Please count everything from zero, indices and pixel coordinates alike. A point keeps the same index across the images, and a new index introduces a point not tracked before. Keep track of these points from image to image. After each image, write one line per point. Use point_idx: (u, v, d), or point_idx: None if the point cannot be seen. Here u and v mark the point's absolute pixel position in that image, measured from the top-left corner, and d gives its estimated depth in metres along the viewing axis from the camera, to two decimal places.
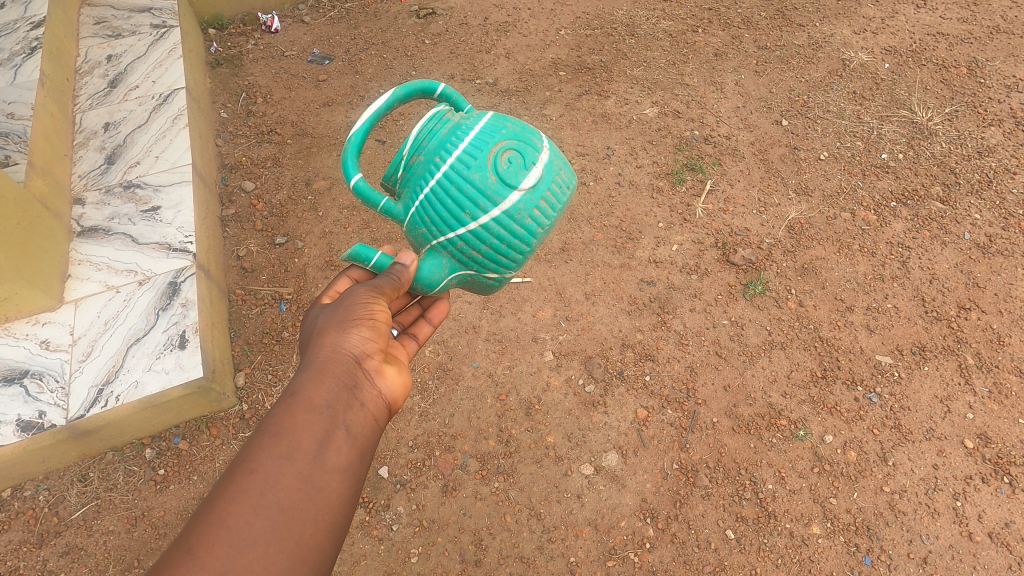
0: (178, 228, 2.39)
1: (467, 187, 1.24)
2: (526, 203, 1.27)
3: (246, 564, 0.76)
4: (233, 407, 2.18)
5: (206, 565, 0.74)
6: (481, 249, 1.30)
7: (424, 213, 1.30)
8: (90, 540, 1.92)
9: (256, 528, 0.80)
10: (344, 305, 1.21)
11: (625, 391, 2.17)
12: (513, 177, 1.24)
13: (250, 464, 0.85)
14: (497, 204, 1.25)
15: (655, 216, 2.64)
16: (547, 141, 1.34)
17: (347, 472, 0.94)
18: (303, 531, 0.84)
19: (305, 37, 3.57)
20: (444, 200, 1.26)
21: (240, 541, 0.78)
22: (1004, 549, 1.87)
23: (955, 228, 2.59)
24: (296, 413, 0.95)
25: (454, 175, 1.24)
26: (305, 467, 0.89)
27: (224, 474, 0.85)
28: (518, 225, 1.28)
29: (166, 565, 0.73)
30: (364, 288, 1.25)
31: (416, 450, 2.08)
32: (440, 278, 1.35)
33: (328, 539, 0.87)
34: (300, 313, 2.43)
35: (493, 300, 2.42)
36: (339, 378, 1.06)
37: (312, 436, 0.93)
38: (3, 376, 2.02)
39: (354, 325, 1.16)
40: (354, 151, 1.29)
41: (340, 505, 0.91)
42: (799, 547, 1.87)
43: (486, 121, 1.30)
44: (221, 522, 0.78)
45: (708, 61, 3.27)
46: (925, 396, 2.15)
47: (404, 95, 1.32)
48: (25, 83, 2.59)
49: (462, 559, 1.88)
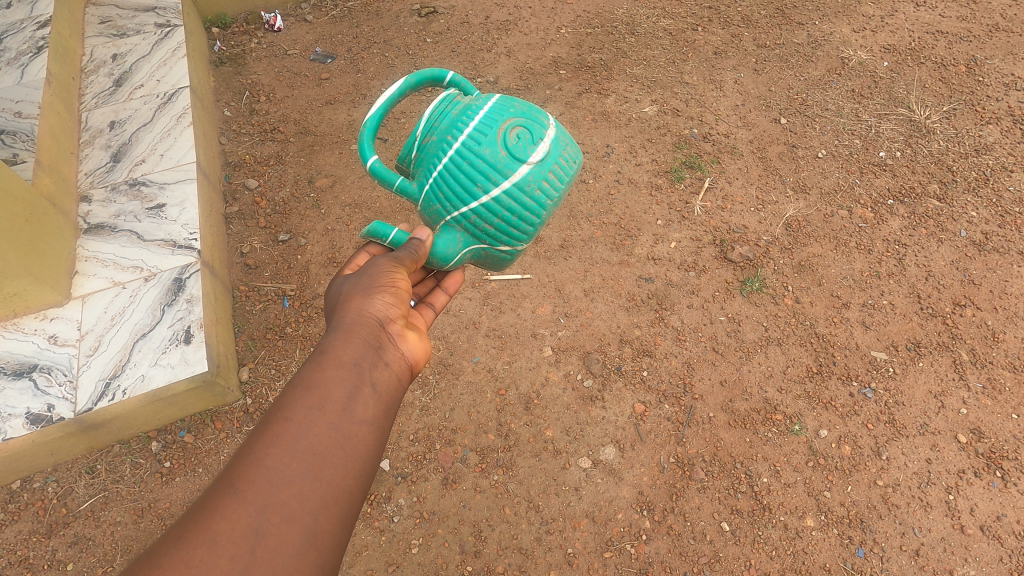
0: (182, 225, 2.43)
1: (478, 162, 1.27)
2: (535, 176, 1.30)
3: (283, 500, 0.81)
4: (237, 401, 2.22)
5: (247, 498, 0.80)
6: (493, 222, 1.34)
7: (438, 189, 1.33)
8: (97, 531, 1.96)
9: (291, 469, 0.85)
10: (368, 274, 1.24)
11: (622, 387, 2.20)
12: (522, 152, 1.27)
13: (284, 413, 0.90)
14: (507, 178, 1.28)
15: (654, 214, 2.66)
16: (554, 119, 1.37)
17: (374, 424, 0.98)
18: (334, 474, 0.88)
19: (307, 36, 3.60)
20: (457, 175, 1.29)
21: (278, 479, 0.83)
22: (996, 542, 1.90)
23: (951, 226, 2.61)
24: (326, 369, 1.00)
25: (466, 151, 1.28)
26: (335, 418, 0.93)
27: (262, 422, 0.90)
28: (527, 198, 1.31)
29: (213, 497, 0.80)
30: (385, 260, 1.29)
31: (416, 443, 2.11)
32: (455, 252, 1.40)
33: (358, 484, 0.91)
34: (303, 309, 2.47)
35: (492, 297, 2.45)
36: (365, 338, 1.10)
37: (342, 390, 0.97)
38: (12, 370, 2.06)
39: (378, 291, 1.20)
40: (370, 134, 1.33)
41: (368, 453, 0.95)
42: (793, 539, 1.90)
43: (494, 101, 1.33)
44: (260, 462, 0.84)
45: (708, 60, 3.29)
46: (919, 391, 2.18)
47: (415, 83, 1.36)
48: (31, 83, 2.62)
49: (462, 550, 1.92)
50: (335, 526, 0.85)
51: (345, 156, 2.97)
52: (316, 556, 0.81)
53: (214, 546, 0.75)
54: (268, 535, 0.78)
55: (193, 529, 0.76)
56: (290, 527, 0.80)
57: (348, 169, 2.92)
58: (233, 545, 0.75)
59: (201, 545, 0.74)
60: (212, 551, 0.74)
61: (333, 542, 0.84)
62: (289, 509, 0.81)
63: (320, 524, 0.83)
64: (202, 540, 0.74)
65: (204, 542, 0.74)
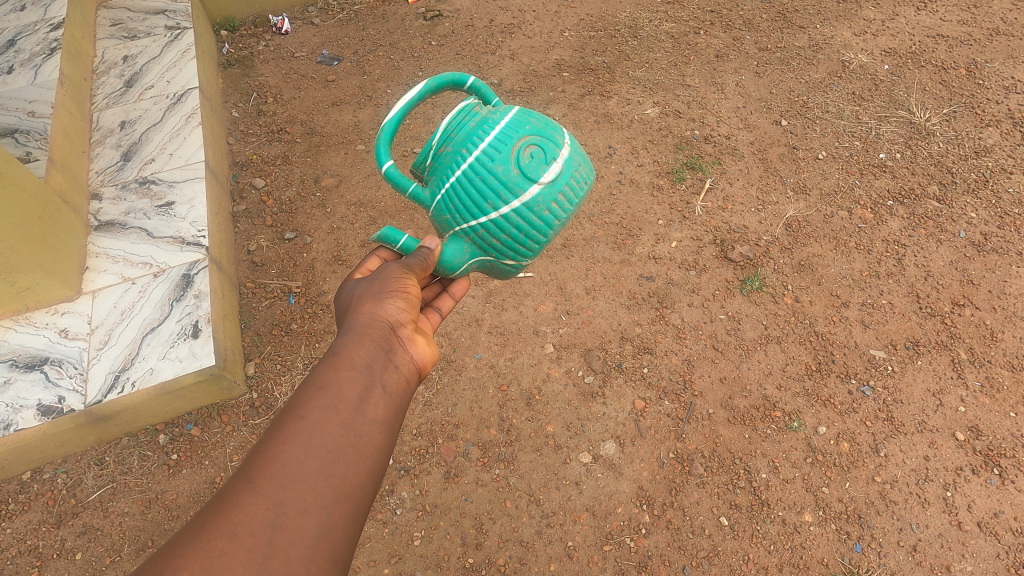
0: (191, 222, 2.47)
1: (491, 178, 1.31)
2: (545, 196, 1.34)
3: (299, 494, 0.84)
4: (243, 396, 2.25)
5: (264, 492, 0.83)
6: (501, 238, 1.38)
7: (449, 201, 1.36)
8: (105, 522, 1.99)
9: (306, 466, 0.87)
10: (379, 279, 1.28)
11: (623, 383, 2.23)
12: (534, 171, 1.31)
13: (299, 412, 0.94)
14: (517, 196, 1.32)
15: (655, 214, 2.70)
16: (569, 137, 1.41)
17: (384, 424, 1.01)
18: (347, 471, 0.91)
19: (314, 39, 3.66)
20: (469, 189, 1.33)
21: (293, 475, 0.86)
22: (993, 539, 1.91)
23: (951, 227, 2.63)
24: (339, 370, 1.03)
25: (479, 166, 1.31)
26: (348, 417, 0.96)
27: (277, 421, 0.93)
28: (535, 216, 1.35)
29: (232, 491, 0.83)
30: (396, 266, 1.32)
31: (419, 438, 2.15)
32: (461, 262, 1.43)
33: (370, 481, 0.94)
34: (309, 306, 2.50)
35: (495, 294, 2.48)
36: (376, 341, 1.13)
37: (354, 391, 1.00)
38: (24, 363, 2.11)
39: (389, 295, 1.24)
40: (386, 139, 1.34)
41: (378, 453, 0.98)
42: (791, 534, 1.92)
43: (512, 114, 1.36)
44: (276, 458, 0.87)
45: (709, 63, 3.32)
46: (918, 389, 2.20)
47: (435, 87, 1.37)
48: (45, 83, 2.69)
49: (463, 542, 1.95)
50: (347, 521, 0.88)
51: (351, 156, 3.02)
52: (330, 549, 0.84)
53: (233, 537, 0.77)
54: (285, 528, 0.81)
55: (214, 520, 0.79)
56: (306, 521, 0.83)
57: (353, 169, 2.96)
58: (250, 537, 0.78)
59: (221, 536, 0.77)
60: (231, 541, 0.77)
61: (345, 539, 0.87)
62: (305, 505, 0.84)
63: (333, 518, 0.86)
64: (222, 532, 0.77)
65: (223, 533, 0.77)
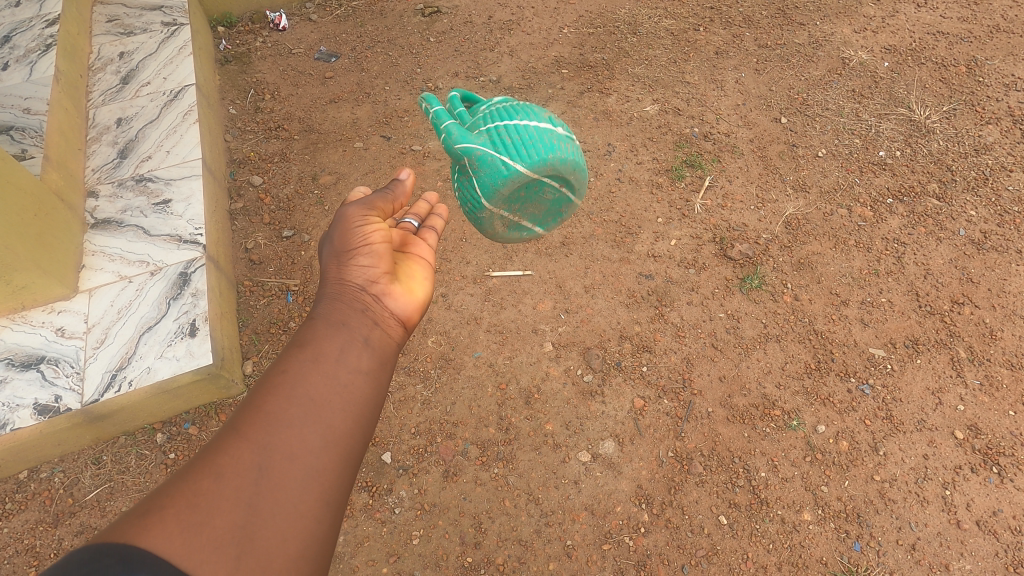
0: (188, 220, 2.46)
1: (532, 108, 1.39)
2: (565, 139, 1.36)
3: (283, 440, 0.90)
4: (241, 394, 2.24)
5: (249, 438, 0.88)
6: (513, 138, 1.30)
7: (492, 108, 1.40)
8: (103, 521, 1.98)
9: (289, 414, 0.93)
10: (342, 229, 1.25)
11: (622, 382, 2.22)
12: (564, 127, 1.40)
13: (281, 369, 1.00)
14: (544, 123, 1.35)
15: (654, 212, 2.69)
16: None
17: (368, 377, 1.05)
18: (331, 419, 0.96)
19: (312, 35, 3.64)
20: (513, 105, 1.39)
21: (277, 423, 0.91)
22: (991, 537, 1.91)
23: (950, 225, 2.62)
24: (320, 329, 1.09)
25: (527, 103, 1.42)
26: (329, 371, 1.02)
27: (262, 379, 0.99)
28: (551, 140, 1.32)
29: (219, 439, 0.88)
30: (357, 211, 1.28)
31: (417, 437, 2.14)
32: (469, 139, 1.31)
33: (357, 430, 0.99)
34: (306, 304, 2.49)
35: (493, 292, 2.47)
36: (353, 298, 1.16)
37: (334, 347, 1.06)
38: (20, 361, 2.10)
39: (356, 248, 1.22)
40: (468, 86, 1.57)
41: (364, 404, 1.02)
42: (790, 533, 1.92)
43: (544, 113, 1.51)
44: (261, 409, 0.93)
45: (709, 60, 3.31)
46: (917, 388, 2.19)
47: None
48: (40, 80, 2.66)
49: (462, 541, 1.94)
50: (335, 464, 0.93)
51: (349, 154, 3.00)
52: (319, 490, 0.89)
53: (220, 478, 0.83)
54: (271, 470, 0.86)
55: (202, 464, 0.85)
56: (291, 464, 0.88)
57: (351, 166, 2.94)
58: (237, 478, 0.84)
59: (208, 477, 0.83)
60: (218, 482, 0.83)
61: (334, 482, 0.91)
62: (289, 449, 0.89)
63: (321, 462, 0.91)
64: (210, 473, 0.83)
65: (210, 475, 0.83)
